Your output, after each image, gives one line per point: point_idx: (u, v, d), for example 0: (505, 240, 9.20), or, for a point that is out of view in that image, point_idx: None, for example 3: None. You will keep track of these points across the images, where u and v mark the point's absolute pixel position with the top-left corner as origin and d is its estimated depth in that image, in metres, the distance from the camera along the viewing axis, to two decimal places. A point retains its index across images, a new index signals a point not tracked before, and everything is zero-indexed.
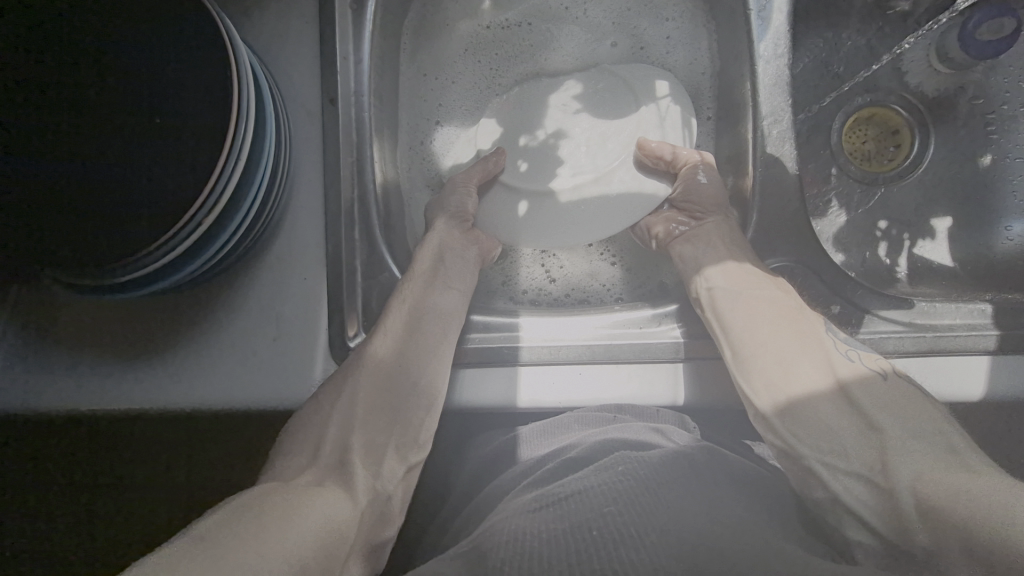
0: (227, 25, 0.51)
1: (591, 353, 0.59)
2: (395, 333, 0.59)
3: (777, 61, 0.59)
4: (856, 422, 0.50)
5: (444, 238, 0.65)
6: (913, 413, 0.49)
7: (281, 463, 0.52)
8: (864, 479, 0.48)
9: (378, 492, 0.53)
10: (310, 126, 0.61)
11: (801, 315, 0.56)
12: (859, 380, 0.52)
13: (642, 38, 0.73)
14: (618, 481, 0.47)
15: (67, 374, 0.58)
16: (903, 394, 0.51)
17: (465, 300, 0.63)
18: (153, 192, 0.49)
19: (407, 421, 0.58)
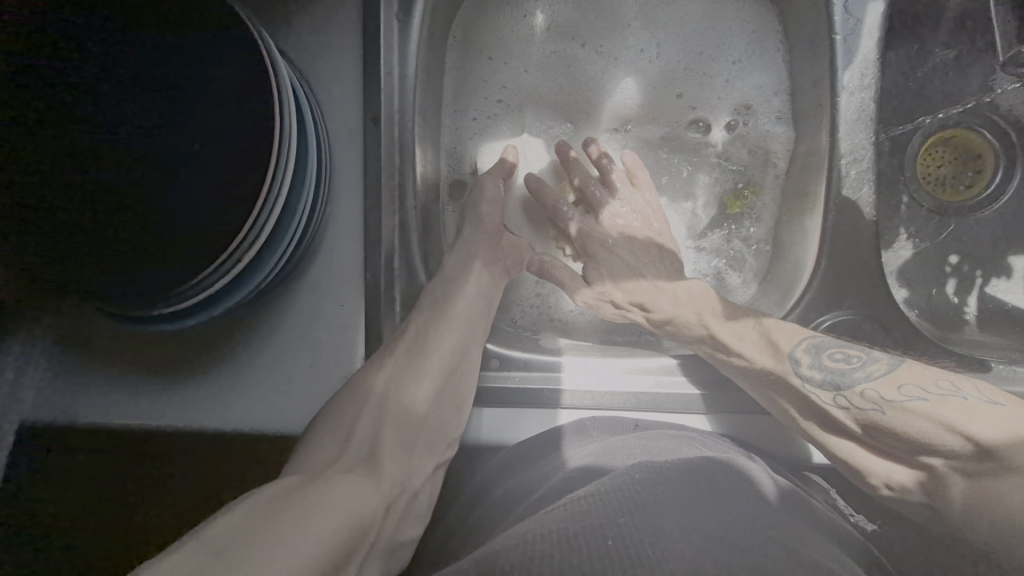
0: (269, 47, 0.49)
1: (637, 403, 0.58)
2: (416, 372, 0.54)
3: (862, 93, 0.60)
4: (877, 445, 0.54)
5: (478, 249, 0.62)
6: (944, 401, 0.51)
7: (311, 448, 0.48)
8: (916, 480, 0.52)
9: (404, 484, 0.50)
10: (350, 144, 0.58)
11: (782, 377, 0.55)
12: (853, 414, 0.53)
13: (709, 81, 0.71)
14: (634, 490, 0.44)
15: (105, 387, 0.57)
16: (906, 414, 0.51)
17: (487, 319, 0.60)
18: (191, 220, 0.47)
19: (438, 417, 0.55)
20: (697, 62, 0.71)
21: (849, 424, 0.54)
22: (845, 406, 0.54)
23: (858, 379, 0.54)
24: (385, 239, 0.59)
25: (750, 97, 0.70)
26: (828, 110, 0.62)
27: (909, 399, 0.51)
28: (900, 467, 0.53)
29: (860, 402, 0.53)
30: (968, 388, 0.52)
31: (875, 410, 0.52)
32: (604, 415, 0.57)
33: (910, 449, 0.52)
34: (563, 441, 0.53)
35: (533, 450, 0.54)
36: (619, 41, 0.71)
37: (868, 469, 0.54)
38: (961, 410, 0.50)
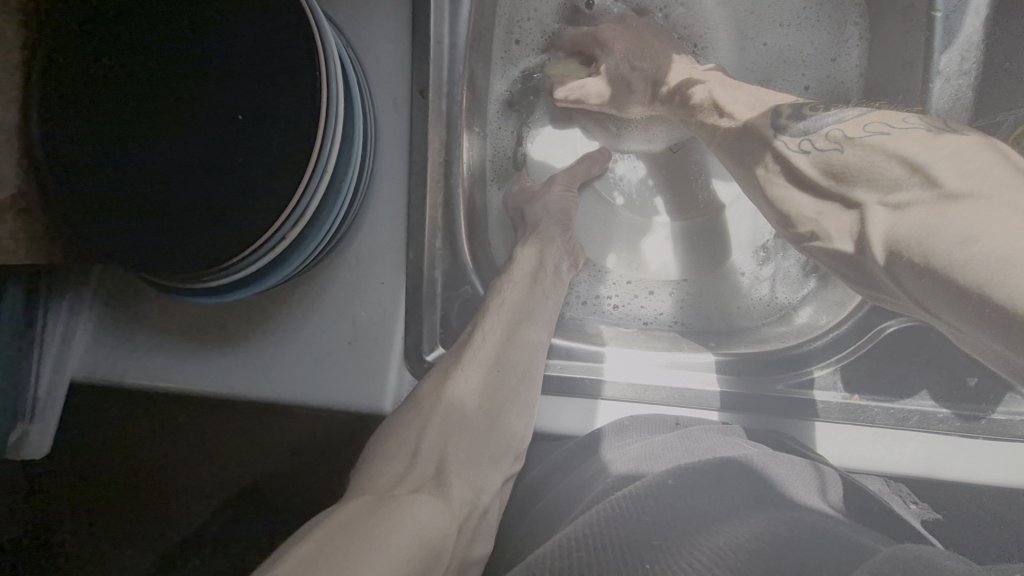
0: (316, 9, 0.46)
1: (680, 399, 0.56)
2: (482, 376, 0.51)
3: (962, 78, 0.55)
4: (827, 201, 0.50)
5: (539, 247, 0.59)
6: (919, 145, 0.46)
7: (378, 466, 0.46)
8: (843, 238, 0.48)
9: (473, 503, 0.46)
10: (397, 117, 0.55)
11: (755, 130, 0.55)
12: (810, 160, 0.51)
13: (762, 52, 0.67)
14: (668, 495, 0.42)
15: (149, 353, 0.58)
16: (866, 147, 0.48)
17: (553, 320, 0.57)
18: (236, 194, 0.46)
19: (505, 428, 0.51)
20: (770, 23, 0.67)
21: (807, 169, 0.51)
22: (809, 149, 0.51)
23: (828, 125, 0.52)
24: (429, 219, 0.57)
25: (812, 64, 0.66)
26: (917, 97, 0.56)
27: (870, 136, 0.49)
28: (830, 221, 0.49)
29: (824, 142, 0.51)
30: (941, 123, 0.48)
31: (834, 151, 0.50)
32: (646, 412, 0.55)
33: (861, 184, 0.47)
34: (602, 445, 0.52)
35: (575, 445, 0.53)
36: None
37: (798, 219, 0.52)
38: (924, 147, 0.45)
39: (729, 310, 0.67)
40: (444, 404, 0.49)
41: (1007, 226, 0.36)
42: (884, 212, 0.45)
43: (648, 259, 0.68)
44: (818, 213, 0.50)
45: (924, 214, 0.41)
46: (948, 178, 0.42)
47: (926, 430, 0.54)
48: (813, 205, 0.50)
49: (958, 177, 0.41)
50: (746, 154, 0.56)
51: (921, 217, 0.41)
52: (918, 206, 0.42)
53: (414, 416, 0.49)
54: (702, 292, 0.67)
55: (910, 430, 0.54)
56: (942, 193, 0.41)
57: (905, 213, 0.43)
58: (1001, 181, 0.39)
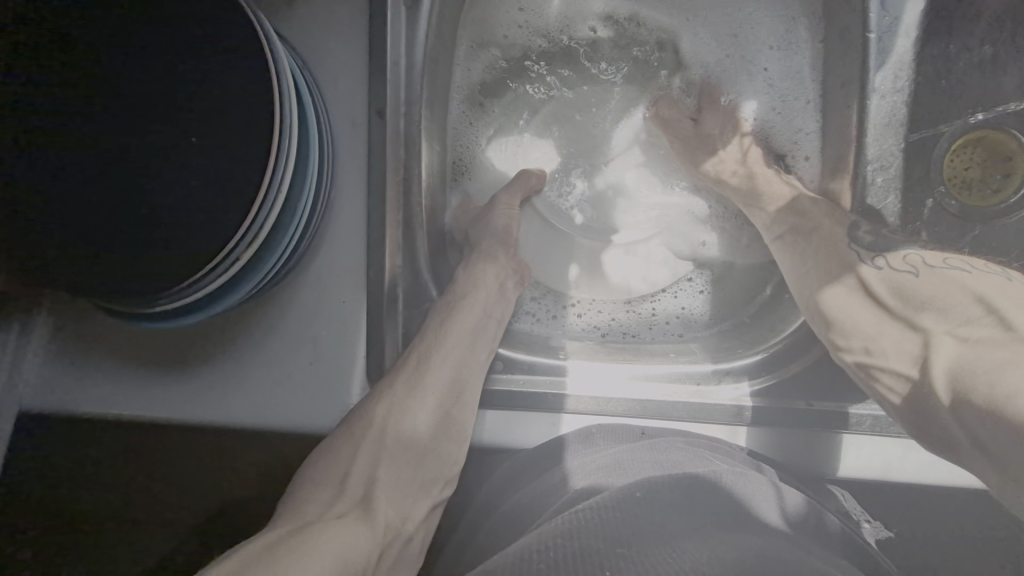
0: (269, 31, 0.47)
1: (643, 410, 0.57)
2: (419, 397, 0.50)
3: (895, 95, 0.57)
4: (890, 323, 0.50)
5: (489, 263, 0.59)
6: (990, 288, 0.47)
7: (305, 492, 0.45)
8: (900, 372, 0.49)
9: (399, 531, 0.46)
10: (355, 137, 0.55)
11: (829, 240, 0.56)
12: (881, 276, 0.52)
13: (710, 72, 0.70)
14: (634, 508, 0.43)
15: (104, 379, 0.57)
16: (944, 278, 0.49)
17: (495, 338, 0.57)
18: (185, 216, 0.45)
19: (438, 452, 0.51)
20: (722, 45, 0.69)
21: (876, 283, 0.52)
22: (881, 266, 0.52)
23: (904, 248, 0.53)
24: (389, 237, 0.57)
25: (760, 88, 0.68)
26: (855, 112, 0.59)
27: (949, 268, 0.50)
28: (891, 348, 0.50)
29: (897, 262, 0.52)
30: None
31: (909, 272, 0.51)
32: (611, 421, 0.56)
33: (935, 313, 0.48)
34: (566, 451, 0.53)
35: (538, 457, 0.53)
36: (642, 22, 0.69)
37: (852, 334, 0.52)
38: (1004, 292, 0.46)
39: (693, 320, 0.68)
40: (378, 427, 0.48)
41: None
42: (950, 345, 0.46)
43: (608, 284, 0.69)
44: (873, 333, 0.51)
45: (998, 354, 0.42)
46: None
47: (879, 434, 0.55)
48: (872, 323, 0.51)
49: None
50: (809, 253, 0.57)
51: (993, 356, 0.42)
52: (993, 346, 0.43)
53: (345, 440, 0.48)
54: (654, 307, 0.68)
55: (863, 434, 0.55)
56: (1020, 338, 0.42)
57: (976, 349, 0.44)
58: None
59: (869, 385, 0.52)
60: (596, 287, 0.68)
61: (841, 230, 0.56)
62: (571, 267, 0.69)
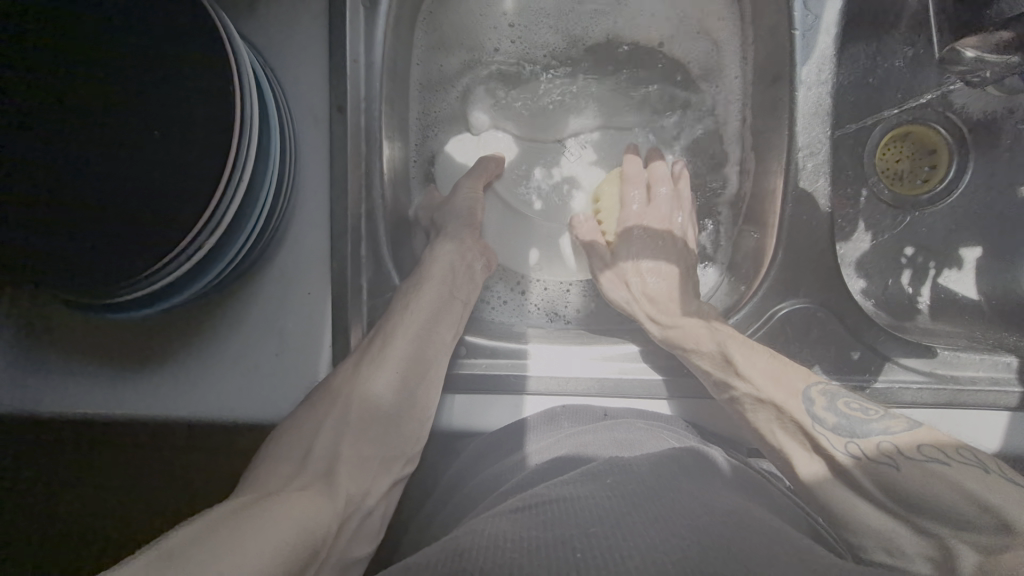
0: (228, 25, 0.48)
1: (601, 388, 0.59)
2: (384, 372, 0.53)
3: (818, 88, 0.60)
4: (889, 519, 0.47)
5: (453, 250, 0.61)
6: (983, 479, 0.45)
7: (267, 466, 0.47)
8: (930, 561, 0.43)
9: (358, 503, 0.49)
10: (316, 132, 0.57)
11: (797, 418, 0.53)
12: (860, 467, 0.50)
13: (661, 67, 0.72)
14: (600, 492, 0.45)
15: (65, 377, 0.57)
16: (924, 469, 0.47)
17: (460, 322, 0.59)
18: (148, 203, 0.47)
19: (401, 429, 0.54)
20: (670, 41, 0.71)
21: (856, 473, 0.50)
22: (856, 455, 0.50)
23: (874, 430, 0.52)
24: (352, 229, 0.59)
25: (708, 80, 0.71)
26: (786, 105, 0.61)
27: (925, 457, 0.48)
28: (912, 548, 0.44)
29: (873, 451, 0.50)
30: (997, 466, 0.47)
31: (890, 463, 0.49)
32: (572, 402, 0.58)
33: (934, 513, 0.45)
34: (528, 433, 0.55)
35: (502, 440, 0.55)
36: (589, 22, 0.71)
37: (863, 534, 0.47)
38: (994, 487, 0.45)
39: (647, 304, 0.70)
40: (344, 402, 0.51)
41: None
42: (967, 550, 0.42)
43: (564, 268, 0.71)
44: (881, 531, 0.46)
45: (1019, 554, 0.39)
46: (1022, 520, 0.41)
47: None
48: (879, 522, 0.47)
49: None
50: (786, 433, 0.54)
51: (1010, 555, 0.39)
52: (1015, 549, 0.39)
53: (311, 414, 0.51)
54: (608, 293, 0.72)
55: None
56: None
57: (1003, 556, 0.39)
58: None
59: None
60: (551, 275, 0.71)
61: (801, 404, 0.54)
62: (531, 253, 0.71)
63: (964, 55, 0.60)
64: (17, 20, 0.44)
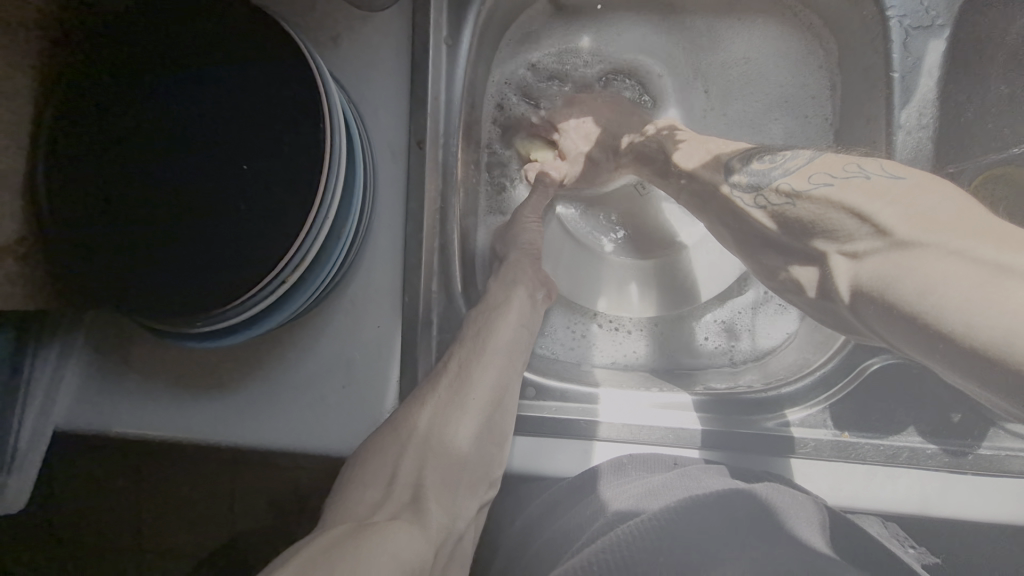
0: (321, 66, 0.49)
1: (675, 438, 0.57)
2: (449, 399, 0.51)
3: (921, 132, 0.57)
4: (803, 267, 0.51)
5: (518, 270, 0.60)
6: (868, 191, 0.46)
7: (354, 497, 0.45)
8: (820, 285, 0.49)
9: (451, 530, 0.46)
10: (394, 166, 0.58)
11: (714, 188, 0.57)
12: (770, 220, 0.52)
13: (739, 79, 0.71)
14: (672, 518, 0.45)
15: (139, 398, 0.58)
16: (817, 202, 0.48)
17: (528, 348, 0.57)
18: (239, 238, 0.47)
19: (481, 457, 0.51)
20: (748, 57, 0.71)
21: (764, 221, 0.53)
22: (766, 206, 0.53)
23: (777, 178, 0.53)
24: (424, 262, 0.58)
25: (796, 99, 0.70)
26: (881, 148, 0.58)
27: (819, 185, 0.49)
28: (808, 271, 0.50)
29: (776, 197, 0.52)
30: (879, 166, 0.49)
31: (790, 204, 0.50)
32: (643, 451, 0.56)
33: (815, 234, 0.48)
34: (600, 480, 0.52)
35: (573, 485, 0.53)
36: (659, 39, 0.71)
37: (770, 261, 0.55)
38: (873, 196, 0.46)
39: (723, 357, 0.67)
40: (422, 430, 0.49)
41: (955, 273, 0.37)
42: (844, 261, 0.45)
43: (637, 301, 0.71)
44: (791, 262, 0.52)
45: (888, 263, 0.42)
46: (892, 219, 0.43)
47: (916, 466, 0.55)
48: (783, 255, 0.52)
49: (904, 224, 0.42)
50: (716, 213, 0.58)
51: (877, 262, 0.42)
52: (871, 254, 0.43)
53: (390, 443, 0.48)
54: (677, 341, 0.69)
55: (900, 467, 0.54)
56: (894, 241, 0.41)
57: (865, 263, 0.43)
58: (942, 222, 0.41)
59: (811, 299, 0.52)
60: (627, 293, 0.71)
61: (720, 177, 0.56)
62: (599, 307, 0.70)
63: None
64: (135, 65, 0.47)
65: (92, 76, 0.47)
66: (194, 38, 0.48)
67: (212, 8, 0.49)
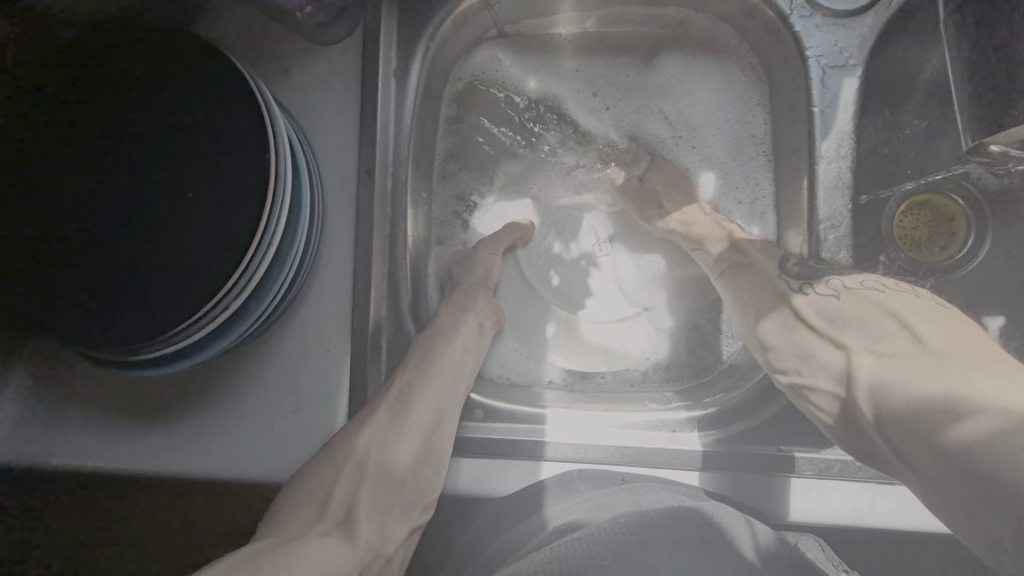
0: (267, 97, 0.51)
1: (619, 456, 0.58)
2: (390, 423, 0.51)
3: (839, 162, 0.58)
4: (818, 361, 0.52)
5: (471, 304, 0.61)
6: (906, 306, 0.50)
7: (287, 509, 0.46)
8: (831, 383, 0.50)
9: (379, 550, 0.47)
10: (344, 194, 0.59)
11: (760, 271, 0.60)
12: (806, 307, 0.55)
13: (681, 114, 0.73)
14: (618, 533, 0.45)
15: (79, 428, 0.56)
16: (861, 300, 0.52)
17: (473, 375, 0.58)
18: (177, 265, 0.47)
19: (418, 479, 0.52)
20: (692, 90, 0.73)
21: (801, 306, 0.55)
22: (807, 294, 0.56)
23: (827, 273, 0.56)
24: (374, 287, 0.59)
25: (733, 130, 0.72)
26: (806, 176, 0.60)
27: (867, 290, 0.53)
28: (825, 367, 0.51)
29: (821, 288, 0.55)
30: (927, 292, 0.53)
31: (834, 296, 0.54)
32: (591, 468, 0.57)
33: (850, 330, 0.51)
34: (546, 496, 0.53)
35: (518, 504, 0.54)
36: (605, 77, 0.73)
37: (780, 350, 0.55)
38: (920, 313, 0.49)
39: (674, 380, 0.68)
40: (362, 448, 0.49)
41: (973, 389, 0.40)
42: (870, 362, 0.48)
43: (589, 328, 0.71)
44: (803, 354, 0.53)
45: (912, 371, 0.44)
46: (932, 335, 0.46)
47: (846, 478, 0.56)
48: (802, 344, 0.54)
49: (941, 339, 0.45)
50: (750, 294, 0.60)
51: (903, 366, 0.45)
52: (902, 359, 0.46)
53: (329, 463, 0.49)
54: (630, 366, 0.70)
55: (833, 479, 0.56)
56: (931, 352, 0.44)
57: (892, 364, 0.46)
58: (976, 351, 0.43)
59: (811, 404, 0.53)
60: (576, 334, 0.71)
61: (773, 262, 0.60)
62: (549, 333, 0.70)
63: (989, 149, 0.60)
64: (76, 96, 0.47)
65: (31, 108, 0.47)
66: (136, 67, 0.49)
67: (155, 41, 0.50)
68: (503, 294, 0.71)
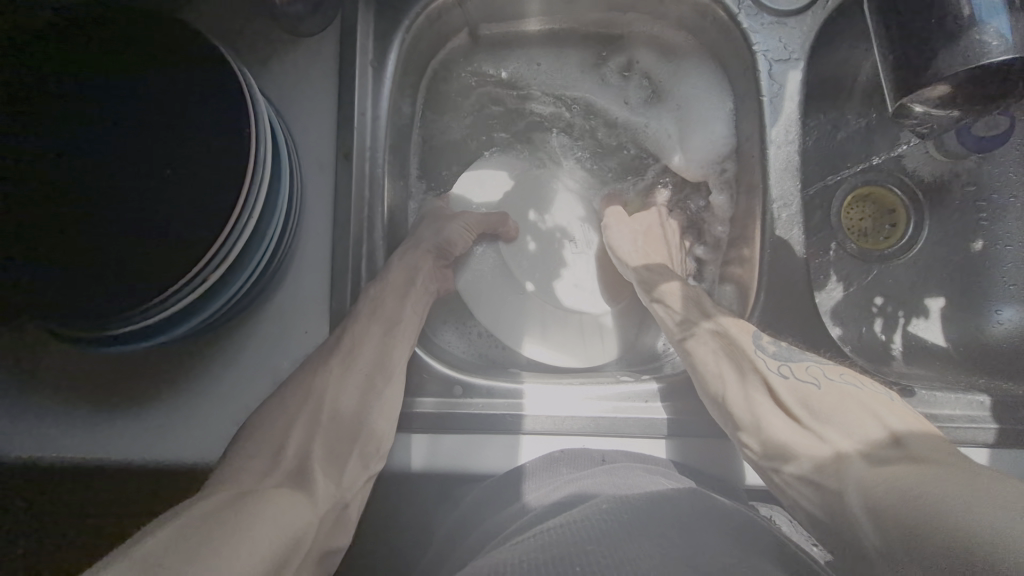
0: (247, 77, 0.52)
1: (596, 427, 0.60)
2: (338, 376, 0.54)
3: (788, 146, 0.63)
4: (801, 450, 0.51)
5: (422, 262, 0.63)
6: (877, 408, 0.53)
7: (241, 462, 0.48)
8: (815, 475, 0.50)
9: (336, 498, 0.50)
10: (321, 178, 0.60)
11: (740, 347, 0.59)
12: (784, 390, 0.55)
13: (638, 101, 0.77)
14: (601, 520, 0.45)
15: (45, 414, 0.55)
16: (839, 392, 0.54)
17: (417, 330, 0.61)
18: (155, 235, 0.48)
19: (371, 429, 0.54)
20: (649, 77, 0.76)
21: (783, 391, 0.55)
22: (786, 376, 0.56)
23: (802, 360, 0.58)
24: (353, 268, 0.60)
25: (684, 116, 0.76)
26: (759, 162, 0.65)
27: (841, 384, 0.55)
28: (810, 459, 0.50)
29: (800, 374, 0.56)
30: (890, 390, 0.56)
31: (813, 386, 0.55)
32: (570, 444, 0.59)
33: (833, 423, 0.52)
34: (527, 479, 0.55)
35: (500, 487, 0.55)
36: (568, 67, 0.77)
37: (761, 432, 0.54)
38: (890, 412, 0.52)
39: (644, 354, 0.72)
40: (313, 399, 0.53)
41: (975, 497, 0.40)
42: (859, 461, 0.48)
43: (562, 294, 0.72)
44: (784, 440, 0.53)
45: (902, 471, 0.45)
46: (919, 449, 0.47)
47: None
48: (784, 430, 0.53)
49: (922, 446, 0.47)
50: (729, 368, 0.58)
51: (898, 471, 0.45)
52: (891, 462, 0.46)
53: (279, 413, 0.52)
54: (602, 336, 0.72)
55: None
56: (920, 458, 0.46)
57: (886, 467, 0.46)
58: (956, 458, 0.46)
59: (791, 493, 0.52)
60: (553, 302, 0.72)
61: (749, 336, 0.59)
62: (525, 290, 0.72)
63: (913, 109, 0.56)
64: (59, 73, 0.48)
65: (14, 87, 0.47)
66: (118, 44, 0.50)
67: (136, 20, 0.51)
68: (467, 275, 0.72)
